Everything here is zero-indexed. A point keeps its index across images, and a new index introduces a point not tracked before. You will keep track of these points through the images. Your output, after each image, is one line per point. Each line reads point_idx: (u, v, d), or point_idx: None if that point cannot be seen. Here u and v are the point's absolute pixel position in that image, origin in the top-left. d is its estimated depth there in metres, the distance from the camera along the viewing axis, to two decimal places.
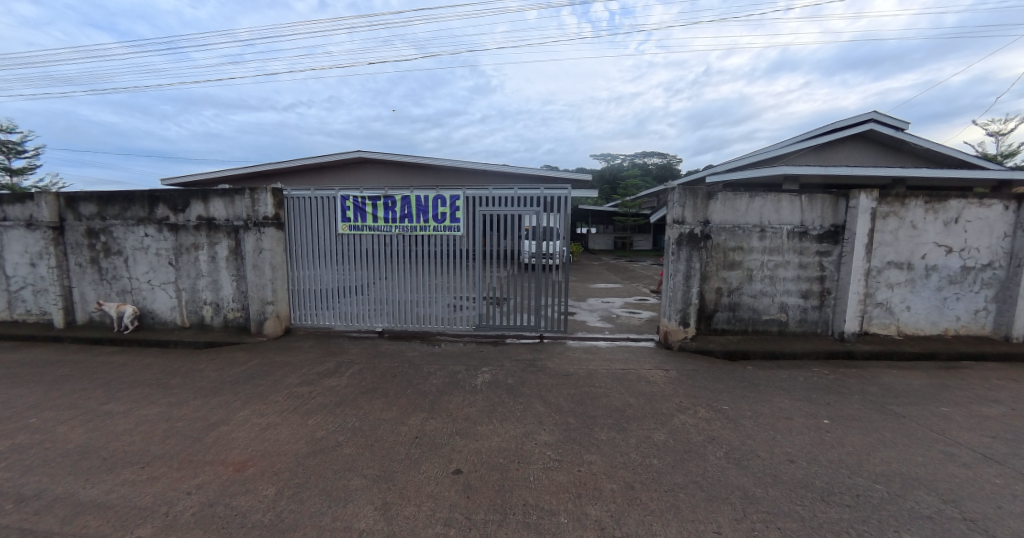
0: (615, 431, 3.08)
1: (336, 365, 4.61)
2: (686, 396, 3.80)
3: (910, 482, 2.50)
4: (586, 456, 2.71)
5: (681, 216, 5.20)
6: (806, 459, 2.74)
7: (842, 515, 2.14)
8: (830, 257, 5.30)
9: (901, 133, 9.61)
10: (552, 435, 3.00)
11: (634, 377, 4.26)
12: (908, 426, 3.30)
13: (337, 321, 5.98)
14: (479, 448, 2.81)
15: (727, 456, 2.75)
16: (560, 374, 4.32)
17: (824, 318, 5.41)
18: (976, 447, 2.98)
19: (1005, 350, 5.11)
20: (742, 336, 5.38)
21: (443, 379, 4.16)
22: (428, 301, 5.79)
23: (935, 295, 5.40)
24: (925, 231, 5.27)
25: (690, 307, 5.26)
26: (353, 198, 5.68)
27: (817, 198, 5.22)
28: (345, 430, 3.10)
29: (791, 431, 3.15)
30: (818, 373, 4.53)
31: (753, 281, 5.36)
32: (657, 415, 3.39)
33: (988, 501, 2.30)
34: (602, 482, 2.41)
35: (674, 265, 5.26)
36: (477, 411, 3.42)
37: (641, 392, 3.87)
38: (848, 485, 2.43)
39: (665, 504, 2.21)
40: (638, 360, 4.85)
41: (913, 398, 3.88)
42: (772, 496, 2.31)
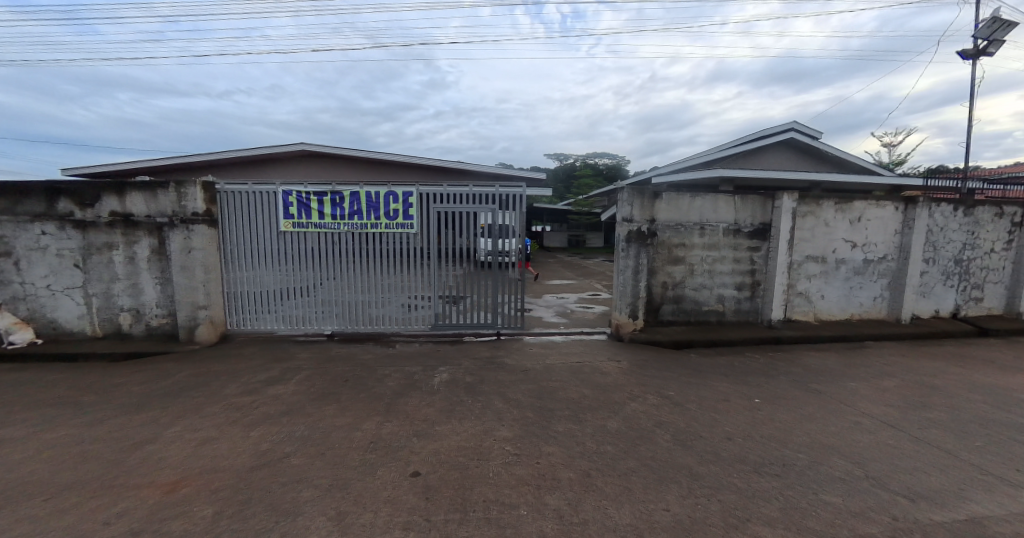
0: (572, 423, 3.19)
1: (281, 372, 4.38)
2: (638, 385, 4.00)
3: (826, 449, 2.81)
4: (545, 449, 2.78)
5: (630, 214, 5.42)
6: (741, 436, 2.99)
7: (772, 483, 2.37)
8: (759, 252, 5.79)
9: (817, 143, 10.61)
10: (511, 431, 3.04)
11: (589, 369, 4.42)
12: (826, 401, 3.70)
13: (281, 325, 5.68)
14: (438, 448, 2.80)
15: (675, 438, 2.95)
16: (519, 370, 4.39)
17: (755, 308, 5.90)
18: (879, 416, 3.41)
19: (899, 332, 5.89)
20: (685, 327, 5.74)
21: (399, 381, 4.08)
22: (382, 302, 5.65)
23: (845, 285, 6.06)
24: (836, 229, 5.90)
25: (639, 300, 5.52)
26: (297, 194, 5.41)
27: (748, 199, 5.68)
28: (293, 440, 2.96)
29: (729, 412, 3.42)
30: (751, 358, 4.94)
31: (694, 275, 5.73)
32: (611, 404, 3.55)
33: (887, 462, 2.65)
34: (560, 472, 2.49)
35: (624, 261, 5.47)
36: (436, 412, 3.39)
37: (597, 383, 4.02)
38: (776, 457, 2.69)
39: (618, 488, 2.33)
40: (592, 352, 5.03)
41: (830, 376, 4.35)
42: (713, 471, 2.51)
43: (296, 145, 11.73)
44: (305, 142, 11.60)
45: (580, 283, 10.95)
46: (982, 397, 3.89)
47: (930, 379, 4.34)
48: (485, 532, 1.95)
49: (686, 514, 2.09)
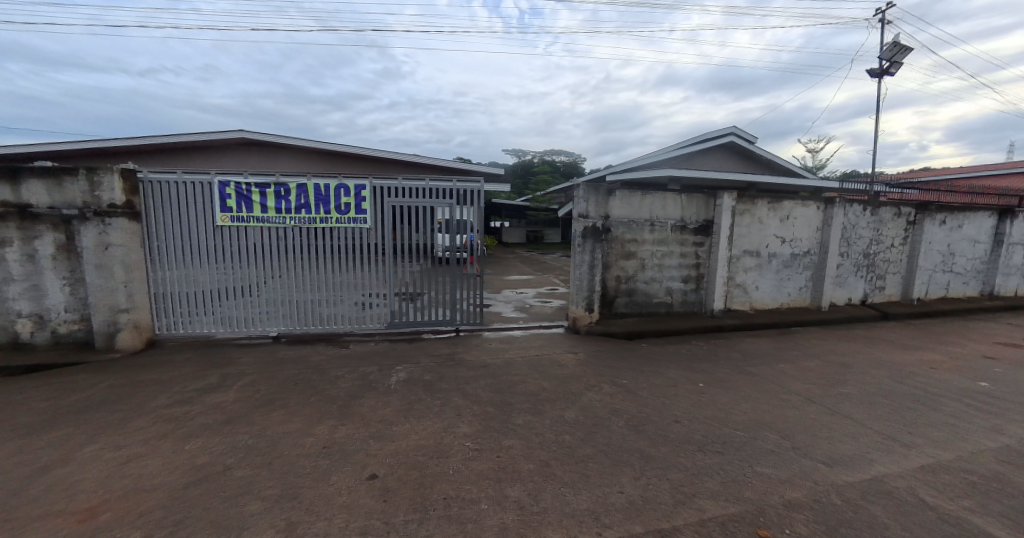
0: (531, 415, 3.26)
1: (221, 378, 4.11)
2: (593, 375, 4.16)
3: (761, 426, 3.08)
4: (505, 442, 2.83)
5: (585, 211, 5.57)
6: (688, 418, 3.20)
7: (715, 460, 2.57)
8: (703, 247, 6.18)
9: (753, 146, 11.42)
10: (471, 427, 3.06)
11: (547, 362, 4.52)
12: (761, 382, 4.03)
13: (219, 327, 5.32)
14: (396, 449, 2.76)
15: (628, 424, 3.10)
16: (478, 365, 4.41)
17: (700, 299, 6.30)
18: (805, 393, 3.77)
19: (821, 319, 6.53)
20: (637, 319, 6.01)
21: (354, 382, 3.97)
22: (334, 300, 5.46)
23: (777, 277, 6.62)
24: (770, 226, 6.42)
25: (594, 294, 5.70)
26: (235, 186, 5.08)
27: (694, 197, 6.03)
28: (236, 451, 2.80)
29: (677, 396, 3.64)
30: (696, 346, 5.28)
31: (645, 269, 6.01)
32: (569, 395, 3.66)
33: (812, 435, 2.95)
34: (520, 464, 2.55)
35: (580, 256, 5.62)
36: (393, 412, 3.33)
37: (555, 375, 4.13)
38: (718, 436, 2.90)
39: (576, 475, 2.42)
40: (550, 346, 5.14)
41: (764, 360, 4.75)
42: (663, 453, 2.67)
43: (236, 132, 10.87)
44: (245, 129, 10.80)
45: (538, 278, 11.12)
46: (889, 372, 4.43)
47: (847, 358, 4.86)
48: (446, 529, 1.96)
49: (639, 495, 2.22)
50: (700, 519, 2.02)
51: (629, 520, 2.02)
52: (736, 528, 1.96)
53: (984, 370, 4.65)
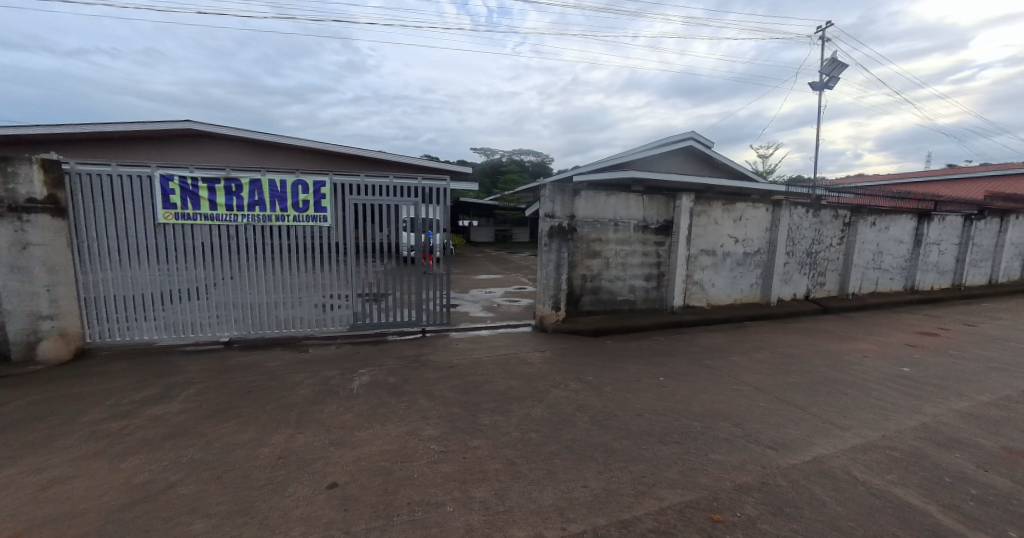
0: (498, 414, 3.28)
1: (165, 389, 3.86)
2: (560, 372, 4.22)
3: (717, 416, 3.24)
4: (471, 443, 2.83)
5: (551, 211, 5.63)
6: (649, 411, 3.32)
7: (674, 451, 2.69)
8: (663, 246, 6.42)
9: (710, 150, 11.94)
10: (437, 429, 3.04)
11: (514, 361, 4.55)
12: (717, 374, 4.25)
13: (163, 333, 4.97)
14: (358, 455, 2.69)
15: (593, 419, 3.17)
16: (445, 366, 4.38)
17: (661, 296, 6.54)
18: (756, 384, 4.01)
19: (771, 315, 6.96)
20: (603, 316, 6.16)
21: (314, 388, 3.84)
22: (293, 302, 5.25)
23: (731, 274, 7.00)
24: (725, 226, 6.77)
25: (561, 292, 5.79)
26: (180, 180, 4.77)
27: (655, 198, 6.25)
28: (182, 466, 2.63)
29: (639, 390, 3.77)
30: (657, 341, 5.48)
31: (609, 268, 6.16)
32: (535, 393, 3.71)
33: (761, 423, 3.14)
34: (486, 464, 2.55)
35: (547, 255, 5.69)
36: (356, 417, 3.25)
37: (522, 374, 4.17)
38: (677, 428, 3.03)
39: (541, 472, 2.46)
40: (518, 344, 5.18)
41: (720, 353, 5.01)
42: (625, 446, 2.76)
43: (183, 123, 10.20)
44: (193, 120, 10.15)
45: (507, 277, 11.16)
46: (829, 361, 4.79)
47: (794, 350, 5.21)
48: (410, 534, 1.94)
49: (602, 488, 2.29)
50: (659, 508, 2.12)
51: (593, 513, 2.08)
52: (692, 515, 2.07)
53: (909, 357, 5.14)
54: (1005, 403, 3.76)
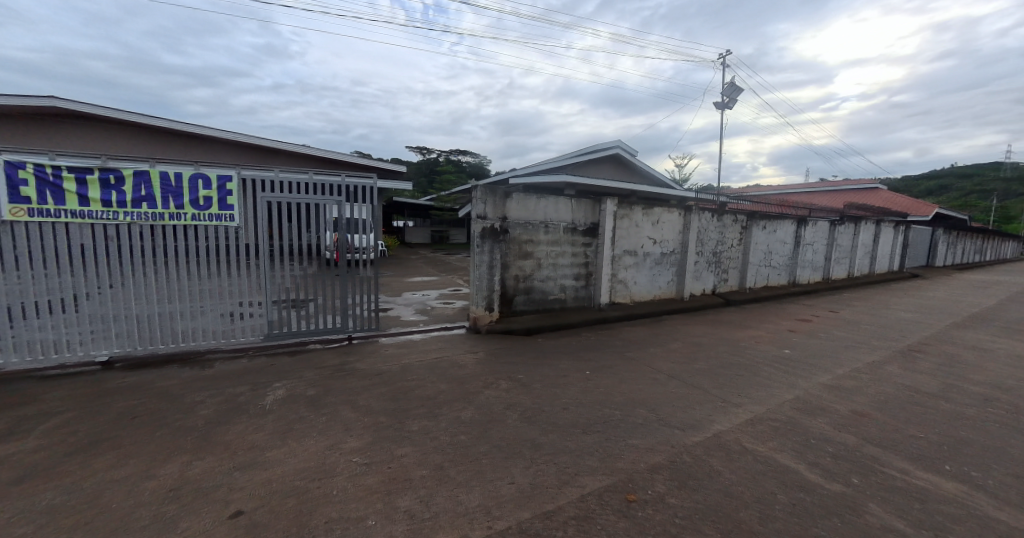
0: (427, 419, 3.20)
1: (19, 420, 3.19)
2: (491, 372, 4.25)
3: (635, 406, 3.48)
4: (397, 451, 2.73)
5: (483, 212, 5.64)
6: (575, 404, 3.47)
7: (597, 444, 2.82)
8: (590, 247, 6.77)
9: (637, 160, 12.60)
10: (361, 440, 2.89)
11: (446, 364, 4.50)
12: (636, 365, 4.57)
13: (12, 356, 4.04)
14: (269, 477, 2.46)
15: (522, 417, 3.23)
16: (372, 373, 4.19)
17: (589, 294, 6.87)
18: (670, 372, 4.37)
19: (686, 310, 7.63)
20: (535, 315, 6.32)
21: (218, 407, 3.44)
22: (194, 312, 4.69)
23: (650, 273, 7.60)
24: (644, 229, 7.35)
25: (494, 293, 5.84)
26: (36, 169, 4.00)
27: (582, 202, 6.56)
28: (34, 514, 2.17)
29: (567, 385, 3.92)
30: (585, 336, 5.76)
31: (541, 268, 6.33)
32: (466, 395, 3.68)
33: (673, 410, 3.43)
34: (412, 472, 2.49)
35: (479, 256, 5.70)
36: (268, 436, 2.96)
37: (453, 377, 4.12)
38: (600, 420, 3.19)
39: (470, 473, 2.45)
40: (450, 347, 5.12)
41: (640, 345, 5.39)
42: (552, 440, 2.86)
43: (47, 102, 8.59)
44: (60, 98, 8.59)
45: (441, 279, 11.00)
46: (730, 348, 5.38)
47: (702, 339, 5.77)
48: None
49: (529, 483, 2.36)
50: (581, 495, 2.26)
51: (520, 508, 2.14)
52: (610, 497, 2.25)
53: (791, 340, 5.96)
54: (856, 374, 4.56)
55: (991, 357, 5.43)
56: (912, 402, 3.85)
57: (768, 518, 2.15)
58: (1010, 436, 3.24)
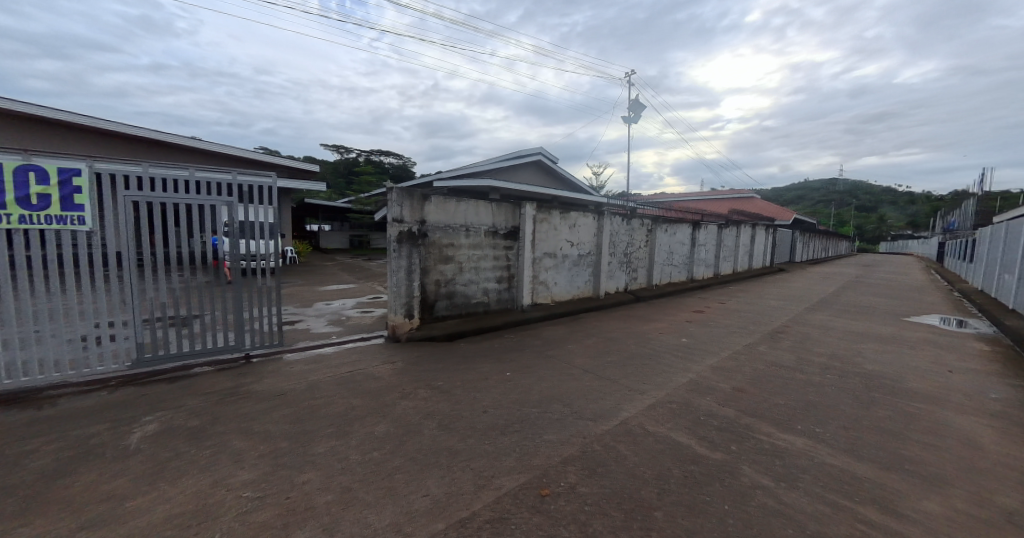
0: (335, 439, 2.95)
1: None
2: (409, 382, 4.09)
3: (552, 402, 3.61)
4: (298, 478, 2.47)
5: (400, 215, 5.43)
6: (494, 407, 3.50)
7: (515, 445, 2.87)
8: (512, 250, 6.90)
9: (557, 166, 13.15)
10: (255, 470, 2.55)
11: (360, 377, 4.22)
12: (553, 363, 4.74)
13: None
14: (131, 530, 2.05)
15: (439, 425, 3.16)
16: (273, 393, 3.76)
17: (512, 296, 7.00)
18: (584, 367, 4.60)
19: (602, 308, 8.11)
20: (458, 320, 6.26)
21: (60, 454, 2.78)
22: (29, 339, 3.76)
23: (569, 274, 7.97)
24: (562, 232, 7.70)
25: (413, 299, 5.66)
26: None
27: (502, 206, 6.66)
28: None
29: (487, 388, 3.92)
30: (507, 338, 5.85)
31: (462, 272, 6.29)
32: (381, 408, 3.49)
33: (585, 403, 3.60)
34: (316, 498, 2.28)
35: (397, 261, 5.46)
36: (130, 481, 2.45)
37: (367, 390, 3.88)
38: (518, 420, 3.25)
39: (381, 492, 2.33)
40: (366, 359, 4.84)
41: (559, 342, 5.61)
42: (470, 446, 2.84)
43: None
44: None
45: (359, 287, 10.39)
46: (638, 340, 5.82)
47: (614, 334, 6.17)
48: None
49: (443, 493, 2.32)
50: (496, 498, 2.29)
51: (434, 520, 2.10)
52: (524, 495, 2.32)
53: (688, 329, 6.64)
54: (737, 355, 5.22)
55: (834, 334, 6.62)
56: (778, 375, 4.51)
57: (665, 492, 2.39)
58: (846, 396, 3.96)
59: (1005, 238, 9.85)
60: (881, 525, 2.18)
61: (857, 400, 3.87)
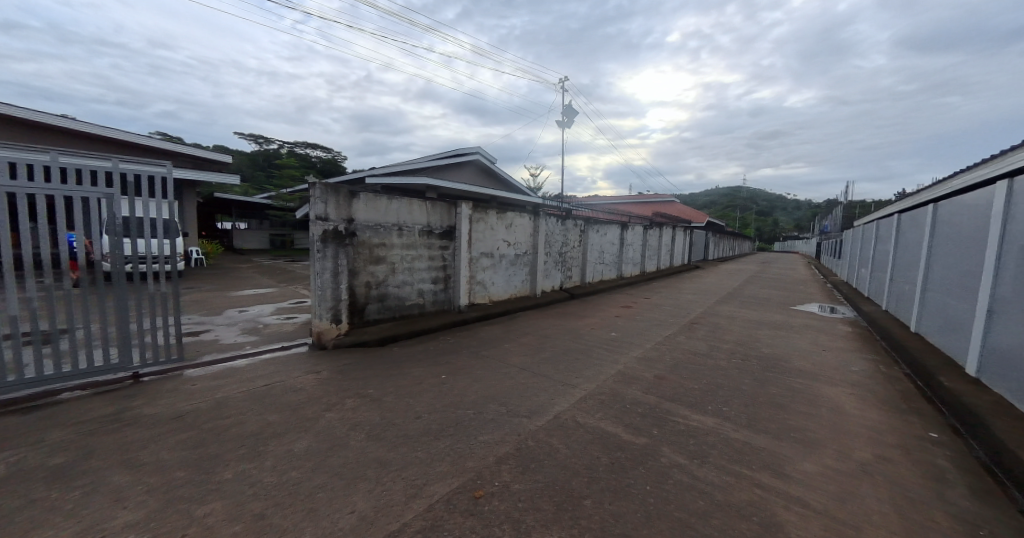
0: (246, 461, 2.66)
1: None
2: (335, 392, 3.83)
3: (487, 401, 3.60)
4: (200, 510, 2.19)
5: (324, 213, 5.08)
6: (428, 411, 3.40)
7: (448, 449, 2.80)
8: (447, 250, 6.77)
9: (495, 166, 13.16)
10: (141, 509, 2.19)
11: (278, 391, 3.87)
12: (489, 362, 4.74)
13: None
14: None
15: (368, 436, 3.00)
16: (169, 416, 3.31)
17: (448, 297, 6.88)
18: (519, 365, 4.65)
19: (538, 307, 8.27)
20: (391, 323, 6.01)
21: None
22: None
23: (506, 274, 8.02)
24: (499, 232, 7.72)
25: (340, 303, 5.33)
26: None
27: (437, 205, 6.51)
28: None
29: (421, 393, 3.80)
30: (443, 340, 5.74)
31: (395, 273, 6.05)
32: (302, 422, 3.22)
33: (520, 400, 3.64)
34: (220, 531, 2.04)
35: (321, 263, 5.09)
36: None
37: (286, 404, 3.57)
38: (452, 423, 3.19)
39: (299, 514, 2.14)
40: (286, 370, 4.45)
41: (495, 342, 5.62)
42: (401, 454, 2.73)
43: None
44: None
45: (280, 291, 9.58)
46: (571, 336, 6.02)
47: (549, 331, 6.32)
48: None
49: (371, 507, 2.20)
50: (428, 505, 2.22)
51: None
52: (457, 499, 2.27)
53: (617, 324, 7.00)
54: (659, 346, 5.60)
55: (740, 323, 7.37)
56: (693, 362, 4.91)
57: (594, 480, 2.47)
58: (749, 378, 4.43)
59: (863, 237, 11.74)
60: (773, 487, 2.47)
61: (758, 381, 4.33)
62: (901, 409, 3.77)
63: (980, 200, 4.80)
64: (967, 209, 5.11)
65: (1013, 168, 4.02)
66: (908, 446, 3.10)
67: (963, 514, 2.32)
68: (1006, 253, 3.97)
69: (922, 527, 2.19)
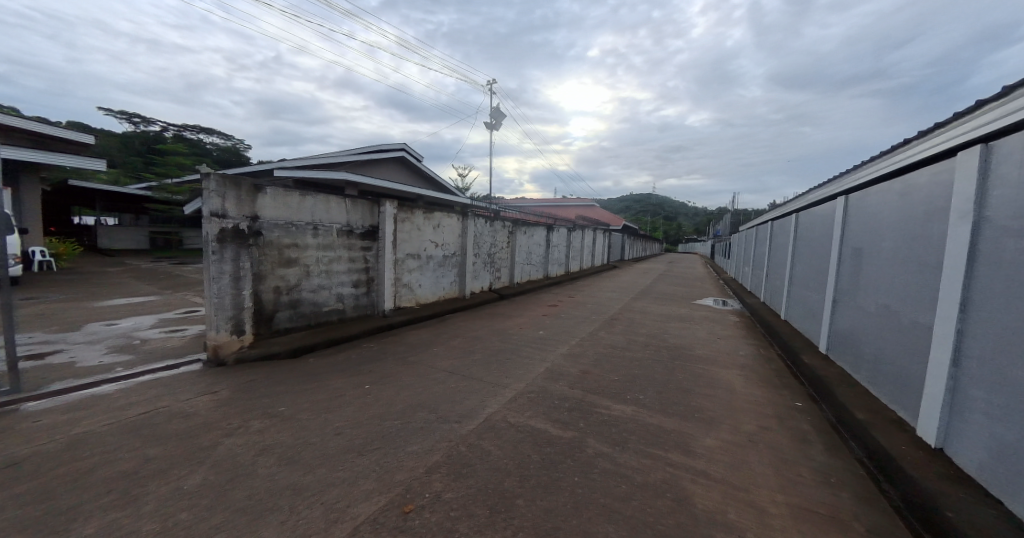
0: (116, 510, 2.19)
1: None
2: (236, 415, 3.36)
3: (414, 409, 3.42)
4: None
5: (222, 209, 4.46)
6: (350, 426, 3.13)
7: (373, 464, 2.58)
8: (370, 251, 6.37)
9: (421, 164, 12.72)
10: None
11: (162, 418, 3.29)
12: (415, 368, 4.51)
13: None
14: None
15: (278, 460, 2.66)
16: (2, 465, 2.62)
17: (371, 301, 6.48)
18: (447, 369, 4.50)
19: (467, 308, 8.16)
20: (305, 332, 5.48)
21: None
22: None
23: (434, 275, 7.78)
24: (426, 232, 7.46)
25: (242, 312, 4.72)
26: None
27: (358, 202, 6.09)
28: None
29: (341, 407, 3.49)
30: (366, 347, 5.37)
31: (310, 276, 5.53)
32: (194, 453, 2.76)
33: (449, 405, 3.51)
34: None
35: (218, 265, 4.46)
36: None
37: (171, 434, 3.04)
38: (377, 435, 2.96)
39: None
40: (172, 393, 3.80)
41: (422, 346, 5.40)
42: (319, 476, 2.46)
43: None
44: None
45: (165, 298, 8.26)
46: (499, 336, 6.01)
47: (478, 332, 6.24)
48: None
49: None
50: (352, 528, 2.01)
51: None
52: (385, 517, 2.10)
53: (544, 322, 7.15)
54: (582, 342, 5.80)
55: (654, 317, 7.95)
56: (614, 355, 5.15)
57: (526, 478, 2.45)
58: (663, 367, 4.74)
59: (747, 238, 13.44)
60: (687, 465, 2.64)
61: (670, 369, 4.66)
62: (784, 386, 4.32)
63: (827, 209, 5.73)
64: (819, 217, 6.06)
65: (850, 185, 4.82)
66: (791, 417, 3.54)
67: (833, 470, 2.69)
68: (846, 253, 4.75)
69: (805, 484, 2.49)
